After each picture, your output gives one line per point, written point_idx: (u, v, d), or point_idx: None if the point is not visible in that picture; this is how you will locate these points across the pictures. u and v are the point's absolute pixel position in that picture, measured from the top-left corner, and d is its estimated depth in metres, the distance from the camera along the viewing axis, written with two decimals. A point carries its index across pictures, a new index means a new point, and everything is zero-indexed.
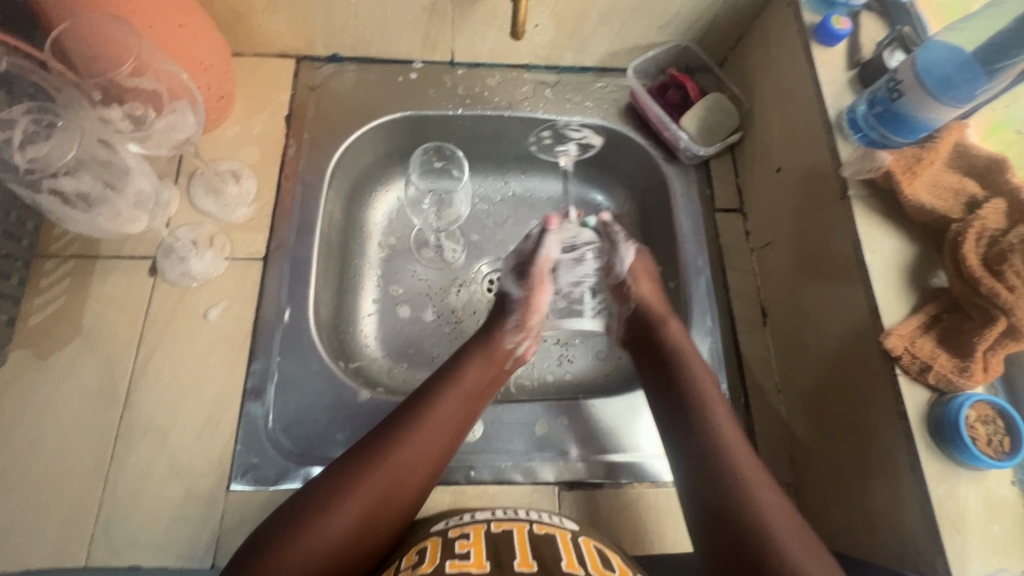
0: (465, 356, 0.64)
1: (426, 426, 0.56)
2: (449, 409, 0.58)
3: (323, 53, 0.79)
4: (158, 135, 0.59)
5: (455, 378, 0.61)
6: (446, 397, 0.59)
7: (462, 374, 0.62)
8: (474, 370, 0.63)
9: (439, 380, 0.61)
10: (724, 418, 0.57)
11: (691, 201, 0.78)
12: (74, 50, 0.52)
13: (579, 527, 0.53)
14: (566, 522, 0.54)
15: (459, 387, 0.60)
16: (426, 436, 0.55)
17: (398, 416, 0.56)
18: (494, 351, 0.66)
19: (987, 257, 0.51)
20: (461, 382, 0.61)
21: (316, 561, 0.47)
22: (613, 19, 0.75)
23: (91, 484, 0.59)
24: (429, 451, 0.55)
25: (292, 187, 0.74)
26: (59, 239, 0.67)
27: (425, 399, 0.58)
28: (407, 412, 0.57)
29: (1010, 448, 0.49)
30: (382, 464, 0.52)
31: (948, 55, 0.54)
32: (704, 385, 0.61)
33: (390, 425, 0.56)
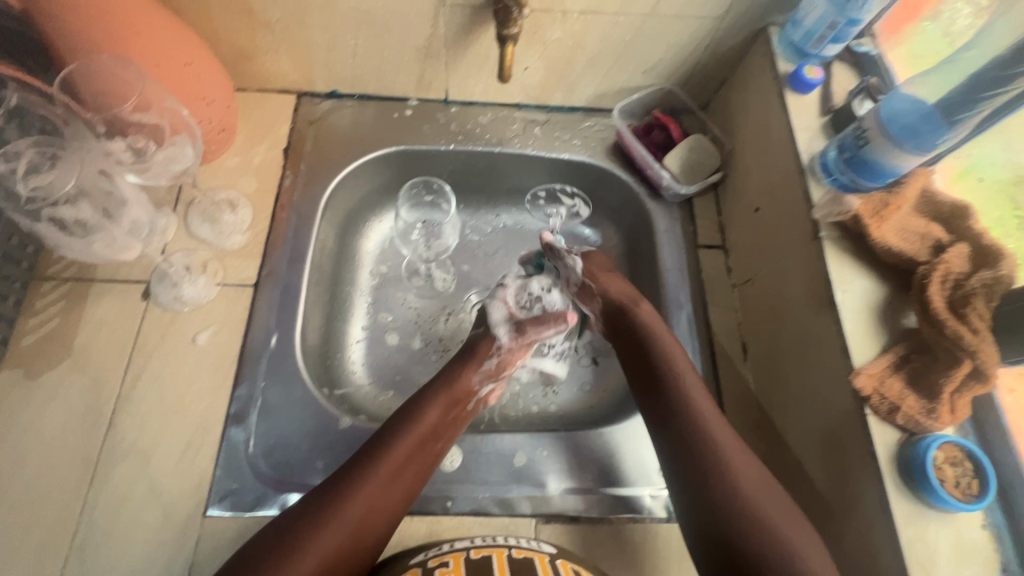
0: (426, 394, 0.65)
1: (382, 471, 0.56)
2: (406, 449, 0.58)
3: (323, 89, 0.83)
4: (157, 166, 0.61)
5: (415, 419, 0.61)
6: (402, 438, 0.59)
7: (421, 412, 0.62)
8: (434, 409, 0.63)
9: (397, 422, 0.61)
10: (716, 427, 0.58)
11: (674, 237, 0.80)
12: (82, 87, 0.56)
13: (557, 549, 0.54)
14: (545, 545, 0.55)
15: (417, 426, 0.61)
16: (383, 479, 0.56)
17: (354, 464, 0.57)
18: (456, 390, 0.66)
19: (951, 300, 0.53)
20: (420, 424, 0.61)
21: None
22: (599, 63, 0.79)
23: (69, 506, 0.60)
24: (385, 496, 0.55)
25: (286, 216, 0.76)
26: (57, 262, 0.70)
27: (383, 442, 0.58)
28: (362, 458, 0.57)
29: (978, 492, 0.50)
30: (338, 512, 0.52)
31: (910, 106, 0.56)
32: (702, 403, 0.61)
33: (347, 471, 0.56)
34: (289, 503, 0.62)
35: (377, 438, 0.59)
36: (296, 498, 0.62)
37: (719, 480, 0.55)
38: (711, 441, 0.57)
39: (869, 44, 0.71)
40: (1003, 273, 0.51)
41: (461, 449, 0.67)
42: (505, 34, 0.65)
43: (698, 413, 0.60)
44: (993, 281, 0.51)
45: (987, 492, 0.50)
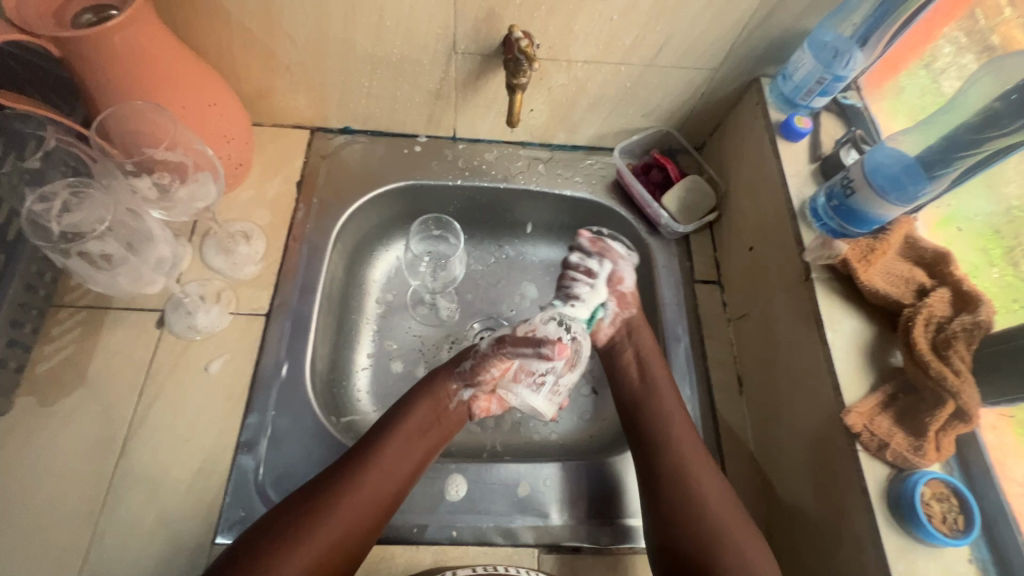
0: (410, 400, 0.68)
1: (371, 473, 0.60)
2: (388, 461, 0.62)
3: (336, 125, 0.86)
4: (181, 204, 0.64)
5: (398, 424, 0.65)
6: (386, 449, 0.63)
7: (401, 425, 0.65)
8: (415, 422, 0.66)
9: (379, 433, 0.64)
10: (689, 441, 0.65)
11: (672, 272, 0.83)
12: (116, 130, 0.61)
13: None
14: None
15: (393, 437, 0.64)
16: (366, 489, 0.59)
17: (336, 472, 0.60)
18: (439, 401, 0.69)
19: (935, 342, 0.56)
20: (399, 435, 0.64)
21: None
22: (601, 107, 0.83)
23: (80, 533, 0.60)
24: (375, 496, 0.59)
25: (298, 248, 0.79)
26: (74, 290, 0.72)
27: (363, 454, 0.62)
28: (344, 467, 0.60)
29: (964, 527, 0.52)
30: (321, 523, 0.56)
31: (893, 159, 0.61)
32: (670, 415, 0.68)
33: (329, 480, 0.59)
34: None
35: (358, 449, 0.63)
36: None
37: (675, 483, 0.62)
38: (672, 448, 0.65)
39: (853, 97, 0.78)
40: (982, 317, 0.55)
41: (465, 478, 0.69)
42: (514, 84, 0.70)
43: (665, 427, 0.67)
44: (973, 324, 0.55)
45: (972, 529, 0.52)
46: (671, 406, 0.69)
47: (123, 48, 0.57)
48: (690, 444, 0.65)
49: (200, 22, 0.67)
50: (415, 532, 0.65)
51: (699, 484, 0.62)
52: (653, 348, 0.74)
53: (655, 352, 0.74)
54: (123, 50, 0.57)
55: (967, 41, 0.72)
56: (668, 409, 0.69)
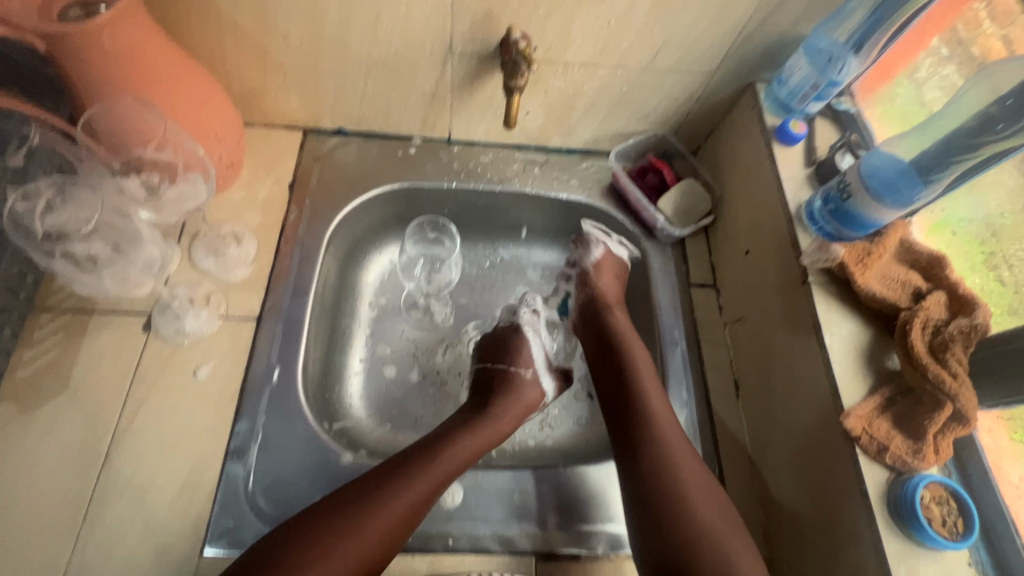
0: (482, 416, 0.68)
1: (424, 483, 0.59)
2: (443, 471, 0.61)
3: (330, 126, 0.85)
4: (169, 205, 0.64)
5: (460, 436, 0.65)
6: (445, 461, 0.62)
7: (472, 437, 0.65)
8: (481, 436, 0.66)
9: (443, 441, 0.64)
10: (670, 430, 0.65)
11: (668, 275, 0.83)
12: (104, 129, 0.59)
13: None
14: None
15: (462, 449, 0.64)
16: (415, 499, 0.58)
17: (395, 475, 0.59)
18: (501, 420, 0.69)
19: (932, 345, 0.57)
20: (458, 448, 0.64)
21: None
22: (598, 110, 0.83)
23: (61, 545, 0.58)
24: (417, 508, 0.58)
25: (290, 250, 0.77)
26: (57, 293, 0.69)
27: (427, 461, 0.61)
28: (404, 472, 0.59)
29: (963, 530, 0.53)
30: (366, 526, 0.55)
31: (888, 164, 0.61)
32: (655, 406, 0.66)
33: (380, 484, 0.58)
34: None
35: (420, 453, 0.62)
36: None
37: (665, 491, 0.60)
38: (670, 452, 0.63)
39: (848, 102, 0.78)
40: (978, 320, 0.55)
41: (461, 484, 0.67)
42: (512, 86, 0.69)
43: (658, 429, 0.64)
44: (970, 327, 0.55)
45: (971, 532, 0.52)
46: (660, 409, 0.66)
47: (112, 43, 0.55)
48: (680, 447, 0.63)
49: (192, 19, 0.66)
50: (411, 541, 0.64)
51: (682, 490, 0.60)
52: (641, 348, 0.73)
53: (632, 337, 0.74)
54: (113, 46, 0.55)
55: (951, 50, 0.75)
56: (658, 412, 0.66)
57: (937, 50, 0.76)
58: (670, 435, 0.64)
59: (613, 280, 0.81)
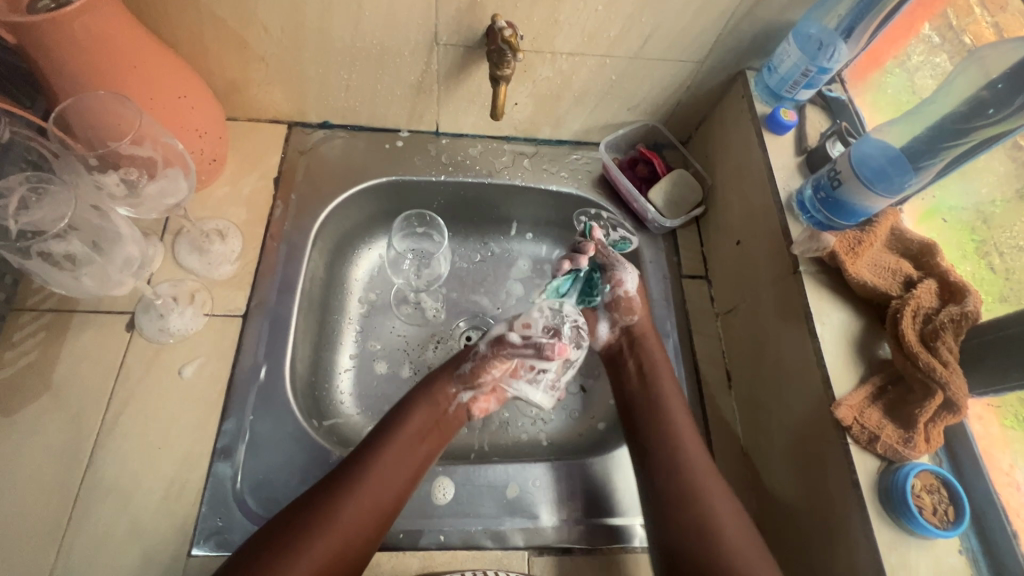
0: (411, 402, 0.69)
1: (372, 471, 0.60)
2: (388, 457, 0.62)
3: (314, 120, 0.84)
4: (150, 200, 0.60)
5: (399, 425, 0.65)
6: (389, 446, 0.63)
7: (407, 419, 0.66)
8: (416, 417, 0.67)
9: (380, 431, 0.65)
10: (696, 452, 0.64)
11: (659, 267, 0.82)
12: (76, 122, 0.58)
13: None
14: None
15: (404, 432, 0.65)
16: (365, 488, 0.59)
17: (344, 471, 0.60)
18: (434, 398, 0.70)
19: (923, 333, 0.57)
20: (403, 431, 0.65)
21: None
22: (587, 100, 0.82)
23: (45, 547, 0.57)
24: (378, 494, 0.59)
25: (276, 246, 0.76)
26: (38, 292, 0.68)
27: (367, 451, 0.62)
28: (346, 468, 0.60)
29: (954, 518, 0.52)
30: (327, 516, 0.56)
31: (879, 151, 0.61)
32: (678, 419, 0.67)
33: (335, 479, 0.59)
34: None
35: (362, 447, 0.63)
36: None
37: (686, 487, 0.61)
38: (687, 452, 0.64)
39: (838, 89, 0.78)
40: (969, 308, 0.55)
41: (452, 480, 0.67)
42: (498, 75, 0.68)
43: (683, 456, 0.64)
44: (960, 315, 0.55)
45: (962, 519, 0.52)
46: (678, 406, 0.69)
47: (85, 35, 0.54)
48: (693, 443, 0.65)
49: (168, 10, 0.64)
50: (401, 538, 0.63)
51: (699, 489, 0.61)
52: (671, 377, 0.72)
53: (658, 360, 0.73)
54: (84, 37, 0.54)
55: (942, 39, 0.73)
56: (675, 408, 0.68)
57: (929, 37, 0.74)
58: (696, 454, 0.64)
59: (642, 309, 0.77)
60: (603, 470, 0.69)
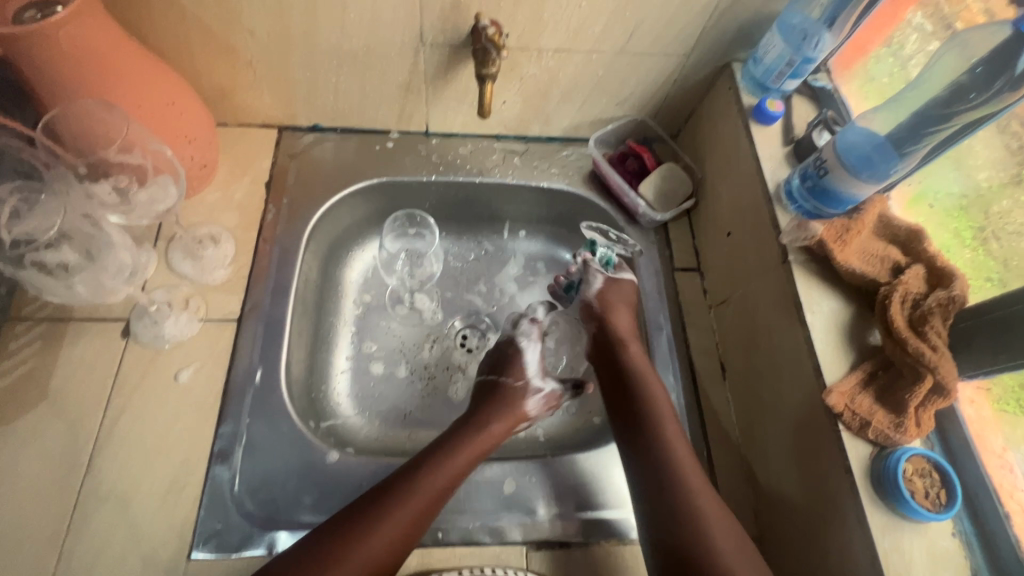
0: (459, 435, 0.67)
1: (413, 503, 0.59)
2: (429, 493, 0.60)
3: (305, 123, 0.84)
4: (141, 207, 0.62)
5: (446, 459, 0.63)
6: (434, 477, 0.62)
7: (454, 453, 0.64)
8: (464, 452, 0.65)
9: (428, 463, 0.63)
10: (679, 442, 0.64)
11: (652, 261, 0.83)
12: (65, 131, 0.58)
13: None
14: None
15: (450, 463, 0.63)
16: (404, 519, 0.58)
17: (384, 500, 0.59)
18: (483, 433, 0.67)
19: (911, 319, 0.57)
20: (450, 464, 0.63)
21: None
22: (575, 96, 0.82)
23: (46, 555, 0.58)
24: (415, 524, 0.58)
25: (269, 250, 0.77)
26: (33, 302, 0.68)
27: (411, 483, 0.60)
28: (389, 497, 0.59)
29: (946, 501, 0.53)
30: (362, 544, 0.55)
31: (864, 139, 0.61)
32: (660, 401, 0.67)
33: (373, 508, 0.58)
34: (276, 542, 0.61)
35: (408, 476, 0.61)
36: (283, 537, 0.61)
37: (667, 474, 0.61)
38: (673, 452, 0.63)
39: (824, 78, 0.78)
40: (956, 292, 0.55)
41: None
42: (484, 74, 0.68)
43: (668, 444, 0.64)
44: (948, 300, 0.55)
45: (954, 502, 0.52)
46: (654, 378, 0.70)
47: (70, 44, 0.54)
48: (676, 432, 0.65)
49: (154, 18, 0.64)
50: None
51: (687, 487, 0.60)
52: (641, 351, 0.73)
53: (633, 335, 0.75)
54: (69, 46, 0.54)
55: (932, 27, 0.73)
56: (664, 415, 0.66)
57: (920, 27, 0.74)
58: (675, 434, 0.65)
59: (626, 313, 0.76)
60: (609, 460, 0.70)
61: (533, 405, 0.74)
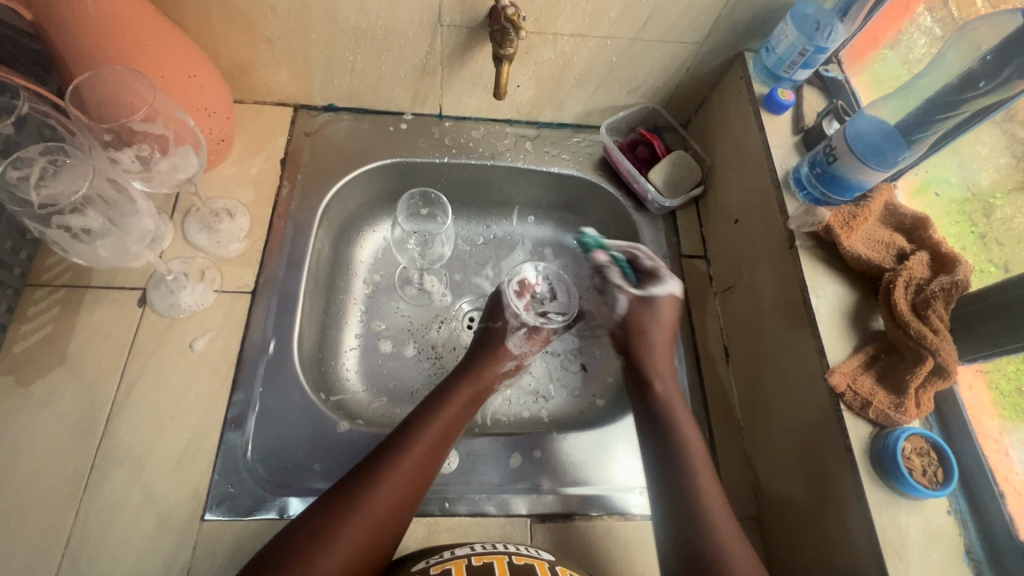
0: (447, 390, 0.69)
1: (411, 455, 0.60)
2: (426, 445, 0.62)
3: (320, 103, 0.85)
4: (162, 175, 0.62)
5: (437, 412, 0.66)
6: (428, 431, 0.63)
7: (444, 405, 0.66)
8: (453, 401, 0.68)
9: (420, 419, 0.65)
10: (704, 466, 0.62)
11: (659, 247, 0.84)
12: (90, 97, 0.59)
13: (556, 558, 0.57)
14: (543, 554, 0.58)
15: (440, 417, 0.65)
16: (405, 474, 0.59)
17: (381, 459, 0.59)
18: (471, 383, 0.71)
19: (915, 302, 0.58)
20: (443, 415, 0.66)
21: None
22: (587, 82, 0.83)
23: (63, 512, 0.59)
24: (416, 476, 0.60)
25: (283, 225, 0.78)
26: (51, 268, 0.70)
27: (407, 437, 0.62)
28: (386, 454, 0.60)
29: (943, 480, 0.54)
30: (366, 504, 0.56)
31: (873, 127, 0.62)
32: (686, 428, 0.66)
33: (370, 469, 0.59)
34: (287, 506, 0.62)
35: (401, 435, 0.62)
36: (294, 502, 0.63)
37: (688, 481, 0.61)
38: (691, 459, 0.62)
39: (835, 70, 0.79)
40: (959, 277, 0.56)
41: (457, 451, 0.69)
42: (501, 54, 0.69)
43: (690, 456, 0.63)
44: (952, 284, 0.56)
45: (951, 481, 0.54)
46: (699, 449, 0.64)
47: (93, 9, 0.56)
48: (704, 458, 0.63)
49: None
50: None
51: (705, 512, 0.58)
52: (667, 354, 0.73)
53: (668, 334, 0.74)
54: (94, 13, 0.56)
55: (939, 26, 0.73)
56: (693, 448, 0.64)
57: (927, 26, 0.75)
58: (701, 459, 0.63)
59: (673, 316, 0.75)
60: (601, 444, 0.71)
61: (523, 349, 0.78)
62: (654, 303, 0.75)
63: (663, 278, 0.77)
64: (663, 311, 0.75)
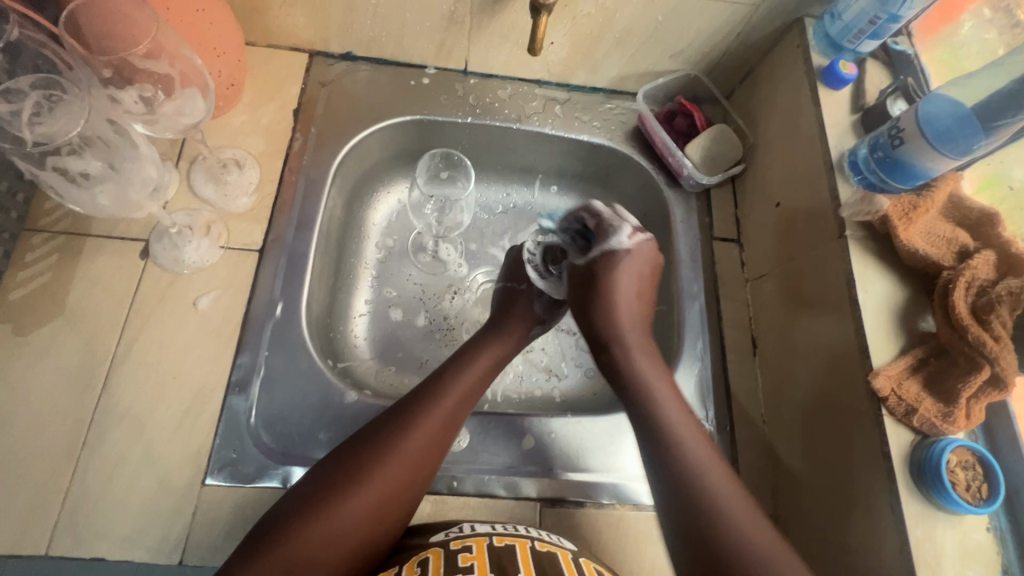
0: (480, 343, 0.65)
1: (440, 407, 0.57)
2: (456, 396, 0.58)
3: (337, 50, 0.79)
4: (166, 119, 0.58)
5: (468, 363, 0.62)
6: (458, 382, 0.59)
7: (476, 357, 0.63)
8: (486, 353, 0.64)
9: (448, 372, 0.61)
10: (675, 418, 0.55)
11: (690, 227, 0.79)
12: (88, 27, 0.54)
13: (579, 548, 0.54)
14: (566, 542, 0.55)
15: (472, 369, 0.61)
16: (434, 425, 0.56)
17: (408, 409, 0.56)
18: (505, 333, 0.66)
19: (975, 306, 0.53)
20: (474, 367, 0.62)
21: (357, 528, 0.49)
22: (627, 43, 0.76)
23: (61, 468, 0.57)
24: (445, 427, 0.56)
25: (294, 181, 0.73)
26: (49, 214, 0.66)
27: (437, 387, 0.59)
28: (414, 403, 0.57)
29: (987, 496, 0.51)
30: (395, 453, 0.53)
31: (947, 109, 0.56)
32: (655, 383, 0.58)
33: (393, 419, 0.55)
34: (290, 476, 0.60)
35: (425, 388, 0.58)
36: (298, 471, 0.61)
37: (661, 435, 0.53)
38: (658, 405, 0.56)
39: (904, 43, 0.71)
40: None
41: (468, 429, 0.66)
42: (540, 4, 0.62)
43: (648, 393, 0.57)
44: (1019, 289, 0.51)
45: (996, 498, 0.51)
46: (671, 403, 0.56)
47: None
48: (689, 428, 0.54)
49: None
50: None
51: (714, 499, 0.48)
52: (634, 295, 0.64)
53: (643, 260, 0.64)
54: None
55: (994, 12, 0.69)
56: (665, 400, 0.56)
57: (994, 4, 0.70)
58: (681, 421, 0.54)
59: (640, 276, 0.64)
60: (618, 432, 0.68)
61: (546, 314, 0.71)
62: (621, 256, 0.64)
63: (617, 230, 0.65)
64: (625, 266, 0.64)
